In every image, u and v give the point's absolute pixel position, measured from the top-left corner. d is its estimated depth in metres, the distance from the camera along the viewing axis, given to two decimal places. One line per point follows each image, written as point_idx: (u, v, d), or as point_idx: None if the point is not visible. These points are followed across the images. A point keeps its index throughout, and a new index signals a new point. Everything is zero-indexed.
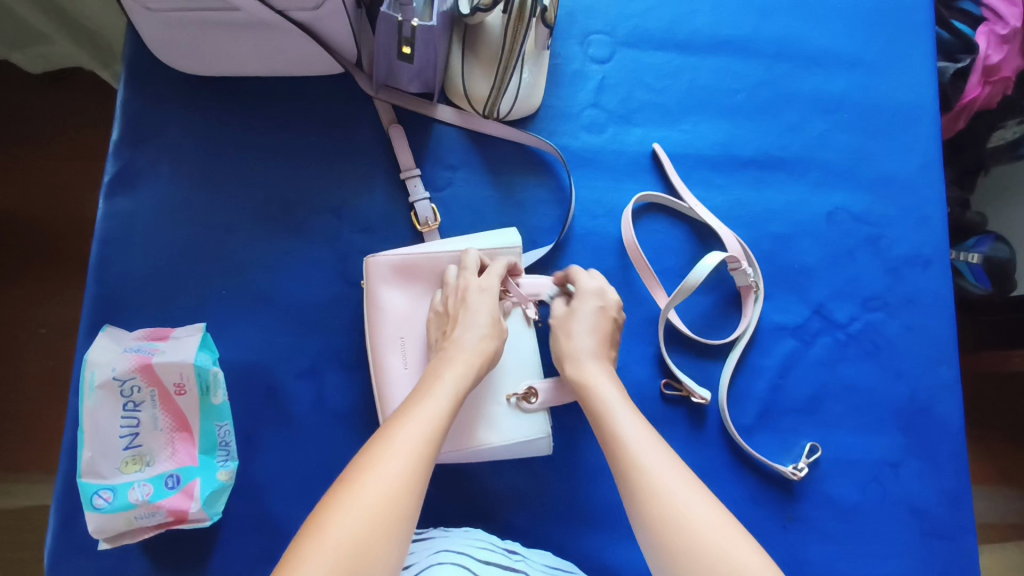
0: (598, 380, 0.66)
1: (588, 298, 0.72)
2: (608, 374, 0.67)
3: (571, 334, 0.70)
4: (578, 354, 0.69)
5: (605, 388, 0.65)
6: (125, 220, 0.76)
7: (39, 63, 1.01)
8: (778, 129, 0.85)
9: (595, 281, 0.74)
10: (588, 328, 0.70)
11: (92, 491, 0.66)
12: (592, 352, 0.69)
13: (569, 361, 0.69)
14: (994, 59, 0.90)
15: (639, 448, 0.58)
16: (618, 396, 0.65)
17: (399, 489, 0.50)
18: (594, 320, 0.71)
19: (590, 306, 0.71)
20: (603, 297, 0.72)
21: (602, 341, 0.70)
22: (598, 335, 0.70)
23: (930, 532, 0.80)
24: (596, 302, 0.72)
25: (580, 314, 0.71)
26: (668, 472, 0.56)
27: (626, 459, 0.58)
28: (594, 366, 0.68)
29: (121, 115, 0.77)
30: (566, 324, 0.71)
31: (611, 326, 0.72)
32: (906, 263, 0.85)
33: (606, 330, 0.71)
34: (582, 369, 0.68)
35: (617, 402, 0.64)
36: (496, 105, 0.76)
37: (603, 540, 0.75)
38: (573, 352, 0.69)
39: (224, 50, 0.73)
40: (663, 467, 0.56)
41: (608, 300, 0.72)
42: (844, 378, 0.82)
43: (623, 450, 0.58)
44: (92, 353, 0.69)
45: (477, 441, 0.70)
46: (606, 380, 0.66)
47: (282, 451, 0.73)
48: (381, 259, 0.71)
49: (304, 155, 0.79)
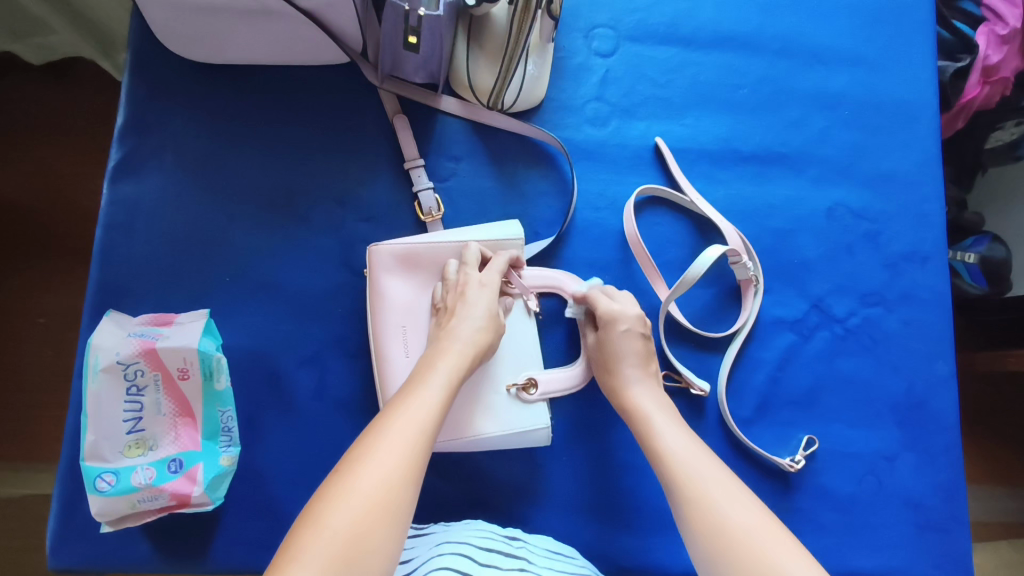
0: (644, 401, 0.68)
1: (613, 323, 0.72)
2: (652, 395, 0.69)
3: (608, 366, 0.71)
4: (621, 384, 0.70)
5: (651, 408, 0.67)
6: (128, 206, 0.76)
7: (41, 51, 1.02)
8: (780, 124, 0.86)
9: (615, 303, 0.73)
10: (624, 356, 0.71)
11: (96, 474, 0.67)
12: (635, 377, 0.70)
13: (614, 391, 0.70)
14: (993, 59, 0.92)
15: (685, 460, 0.60)
16: (664, 414, 0.67)
17: (395, 480, 0.50)
18: (627, 345, 0.71)
19: (618, 331, 0.71)
20: (627, 318, 0.72)
21: (641, 363, 0.71)
22: (635, 358, 0.71)
23: (925, 525, 0.80)
24: (621, 327, 0.72)
25: (609, 346, 0.71)
26: (717, 484, 0.57)
27: (675, 475, 0.60)
28: (638, 391, 0.69)
29: (126, 102, 0.78)
30: (601, 359, 0.72)
31: (642, 344, 0.72)
32: (904, 259, 0.85)
33: (638, 349, 0.71)
34: (626, 395, 0.69)
35: (661, 418, 0.66)
36: (501, 96, 0.78)
37: (602, 529, 0.75)
38: (616, 382, 0.70)
39: (230, 36, 0.73)
40: (710, 479, 0.58)
41: (631, 320, 0.72)
42: (842, 372, 0.83)
43: (672, 468, 0.60)
44: (96, 337, 0.70)
45: (476, 430, 0.71)
46: (652, 401, 0.68)
47: (283, 438, 0.74)
48: (384, 248, 0.72)
49: (307, 144, 0.79)
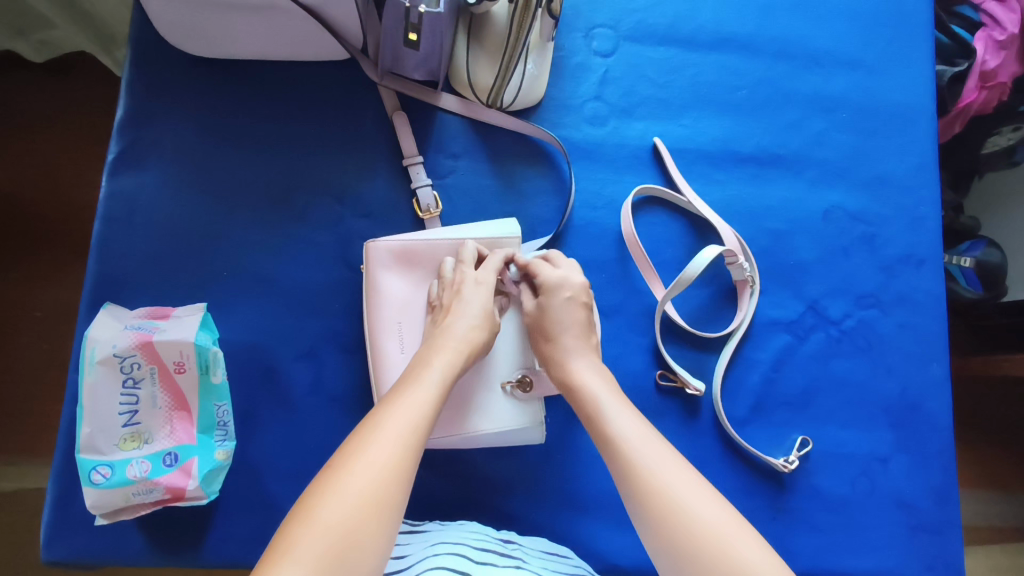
0: (587, 377, 0.66)
1: (556, 291, 0.71)
2: (595, 369, 0.68)
3: (550, 336, 0.70)
4: (562, 356, 0.69)
5: (595, 385, 0.66)
6: (127, 199, 0.76)
7: (43, 49, 1.01)
8: (777, 126, 0.87)
9: (558, 271, 0.72)
10: (565, 325, 0.70)
11: (91, 466, 0.67)
12: (574, 350, 0.69)
13: (554, 363, 0.69)
14: (990, 65, 0.92)
15: (636, 443, 0.59)
16: (609, 391, 0.65)
17: (387, 475, 0.50)
18: (568, 314, 0.70)
19: (561, 299, 0.71)
20: (570, 286, 0.72)
21: (581, 335, 0.70)
22: (575, 328, 0.70)
23: (917, 526, 0.81)
24: (564, 293, 0.71)
25: (552, 311, 0.70)
26: (669, 469, 0.56)
27: (622, 458, 0.58)
28: (580, 365, 0.68)
29: (127, 95, 0.78)
30: (541, 326, 0.71)
31: (583, 314, 0.71)
32: (900, 262, 0.86)
33: (579, 319, 0.71)
34: (568, 369, 0.68)
35: (608, 397, 0.64)
36: (500, 95, 0.78)
37: (595, 527, 0.76)
38: (557, 354, 0.69)
39: (231, 31, 0.74)
40: (661, 461, 0.57)
41: (575, 287, 0.72)
42: (836, 373, 0.83)
43: (620, 451, 0.59)
44: (93, 330, 0.70)
45: (472, 427, 0.71)
46: (594, 376, 0.67)
47: (279, 433, 0.74)
48: (381, 244, 0.72)
49: (307, 140, 0.79)
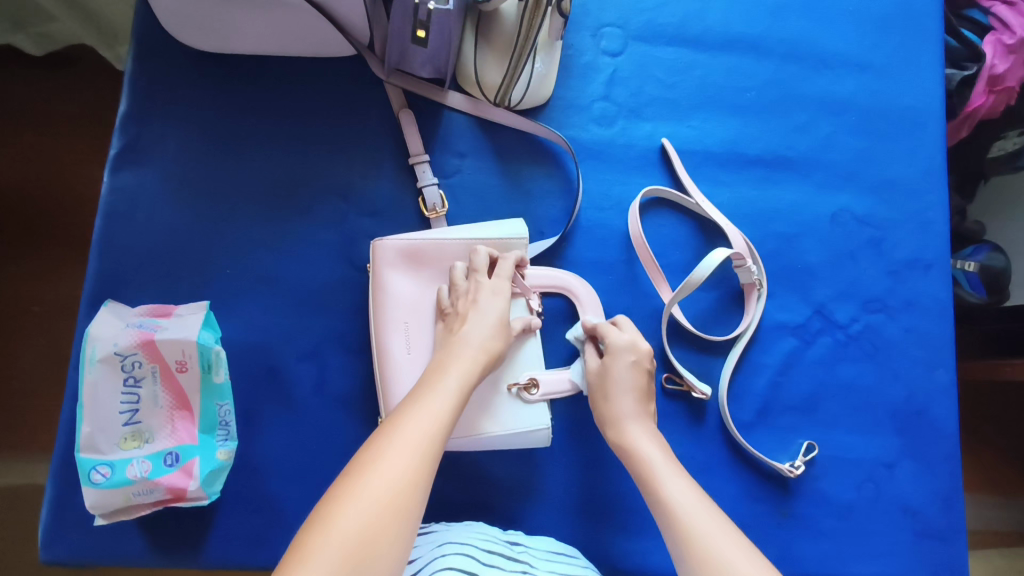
0: (644, 444, 0.66)
1: (621, 354, 0.70)
2: (652, 435, 0.67)
3: (609, 396, 0.69)
4: (620, 417, 0.68)
5: (652, 453, 0.65)
6: (128, 194, 0.75)
7: (42, 42, 0.99)
8: (786, 128, 0.86)
9: (625, 335, 0.72)
10: (625, 388, 0.69)
11: (91, 466, 0.67)
12: (633, 414, 0.68)
13: (611, 425, 0.69)
14: (999, 69, 0.90)
15: (688, 510, 0.58)
16: (665, 460, 0.64)
17: (406, 483, 0.50)
18: (630, 378, 0.69)
19: (624, 362, 0.70)
20: (636, 350, 0.71)
21: (641, 399, 0.69)
22: (636, 392, 0.69)
23: (922, 533, 0.80)
24: (628, 357, 0.70)
25: (613, 373, 0.70)
26: (724, 541, 0.55)
27: (677, 526, 0.57)
28: (636, 429, 0.67)
29: (129, 89, 0.77)
30: (602, 385, 0.70)
31: (645, 379, 0.70)
32: (907, 267, 0.85)
33: (641, 384, 0.70)
34: (624, 433, 0.67)
35: (663, 464, 0.63)
36: (508, 93, 0.76)
37: (600, 533, 0.75)
38: (614, 415, 0.69)
39: (237, 26, 0.73)
40: (711, 529, 0.56)
41: (640, 352, 0.71)
42: (843, 377, 0.83)
43: (675, 521, 0.58)
44: (94, 327, 0.69)
45: (478, 430, 0.71)
46: (651, 444, 0.66)
47: (280, 433, 0.73)
48: (388, 243, 0.71)
49: (311, 136, 0.78)
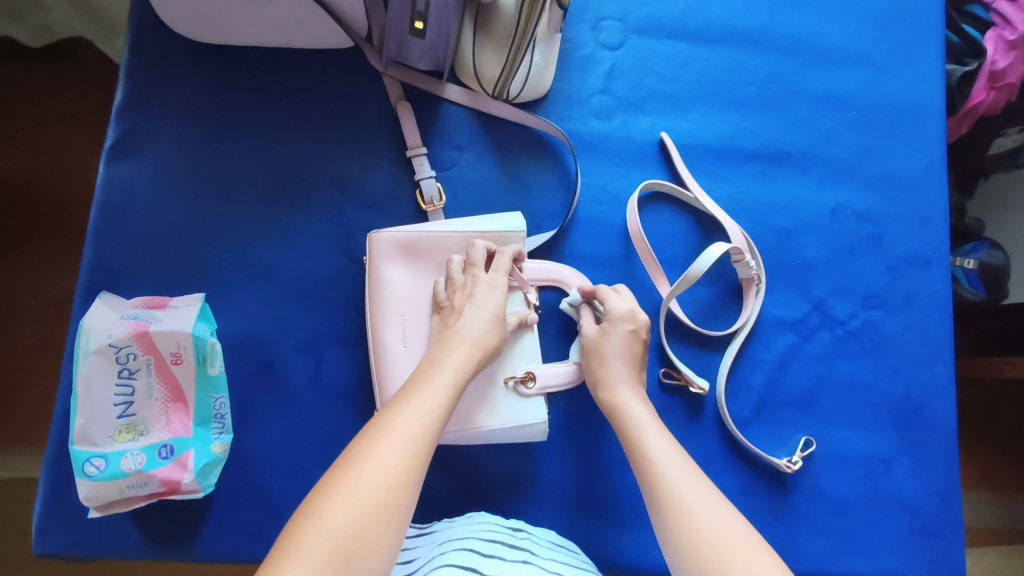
0: (633, 405, 0.66)
1: (619, 322, 0.71)
2: (640, 398, 0.67)
3: (603, 358, 0.70)
4: (611, 379, 0.69)
5: (640, 413, 0.65)
6: (124, 186, 0.75)
7: (38, 33, 0.99)
8: (786, 123, 0.85)
9: (625, 304, 0.72)
10: (619, 353, 0.70)
11: (85, 458, 0.66)
12: (625, 378, 0.69)
13: (602, 385, 0.69)
14: (1000, 64, 0.90)
15: (668, 465, 0.59)
16: (651, 421, 0.64)
17: (397, 478, 0.49)
18: (625, 345, 0.70)
19: (622, 329, 0.70)
20: (634, 320, 0.71)
21: (633, 366, 0.70)
22: (629, 359, 0.70)
23: (920, 529, 0.80)
24: (627, 326, 0.71)
25: (610, 338, 0.70)
26: (701, 501, 0.55)
27: (657, 483, 0.58)
28: (626, 392, 0.68)
29: (125, 81, 0.76)
30: (597, 347, 0.71)
31: (640, 349, 0.71)
32: (906, 263, 0.85)
33: (636, 353, 0.70)
34: (615, 393, 0.68)
35: (649, 424, 0.64)
36: (507, 86, 0.76)
37: (597, 527, 0.75)
38: (606, 377, 0.69)
39: (233, 17, 0.72)
40: (690, 487, 0.56)
41: (638, 323, 0.71)
42: (841, 373, 0.82)
43: (655, 475, 0.58)
44: (89, 319, 0.69)
45: (474, 424, 0.70)
46: (640, 405, 0.66)
47: (276, 426, 0.73)
48: (384, 235, 0.71)
49: (308, 128, 0.78)
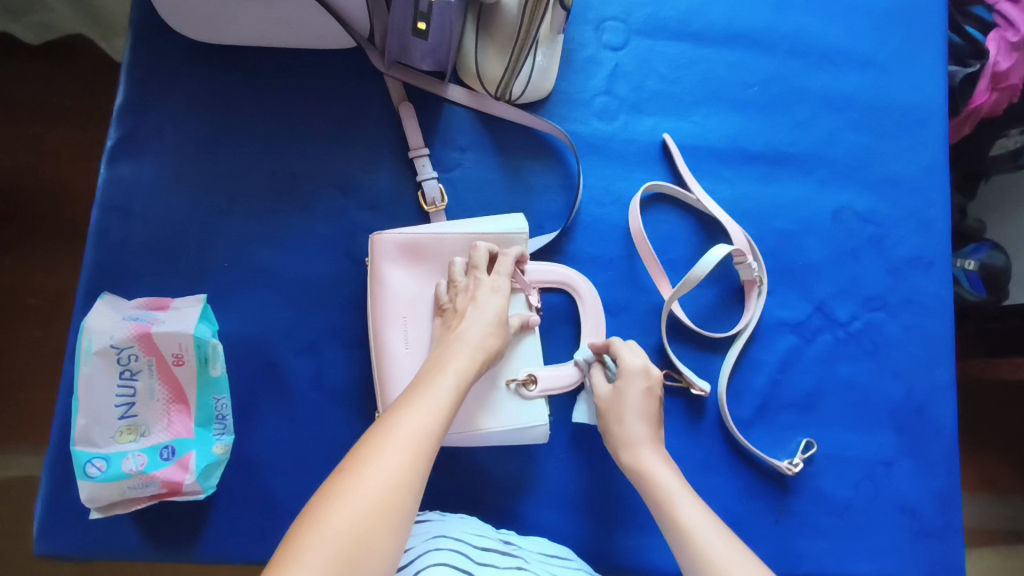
0: (659, 470, 0.65)
1: (634, 379, 0.69)
2: (664, 461, 0.66)
3: (622, 419, 0.68)
4: (633, 442, 0.67)
5: (668, 480, 0.64)
6: (125, 186, 0.74)
7: (39, 32, 0.98)
8: (788, 125, 0.85)
9: (637, 359, 0.70)
10: (638, 413, 0.68)
11: (86, 459, 0.66)
12: (646, 438, 0.67)
13: (623, 449, 0.68)
14: (1002, 65, 0.90)
15: (708, 540, 0.58)
16: (681, 488, 0.63)
17: (400, 482, 0.49)
18: (643, 404, 0.69)
19: (637, 387, 0.69)
20: (648, 376, 0.69)
21: (653, 424, 0.68)
22: (648, 418, 0.68)
23: (920, 531, 0.80)
24: (642, 383, 0.69)
25: (627, 398, 0.69)
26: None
27: (701, 562, 0.56)
28: (650, 455, 0.66)
29: (126, 80, 0.76)
30: (615, 408, 0.69)
31: (657, 405, 0.70)
32: (908, 265, 0.85)
33: (653, 410, 0.69)
34: (639, 457, 0.66)
35: (679, 490, 0.63)
36: (509, 87, 0.76)
37: (598, 530, 0.75)
38: (627, 439, 0.68)
39: (235, 17, 0.72)
40: (735, 562, 0.56)
41: (652, 378, 0.70)
42: (842, 375, 0.82)
43: (696, 551, 0.57)
44: (90, 319, 0.69)
45: (476, 426, 0.71)
46: (666, 470, 0.65)
47: (277, 428, 0.72)
48: (387, 236, 0.71)
49: (310, 129, 0.78)
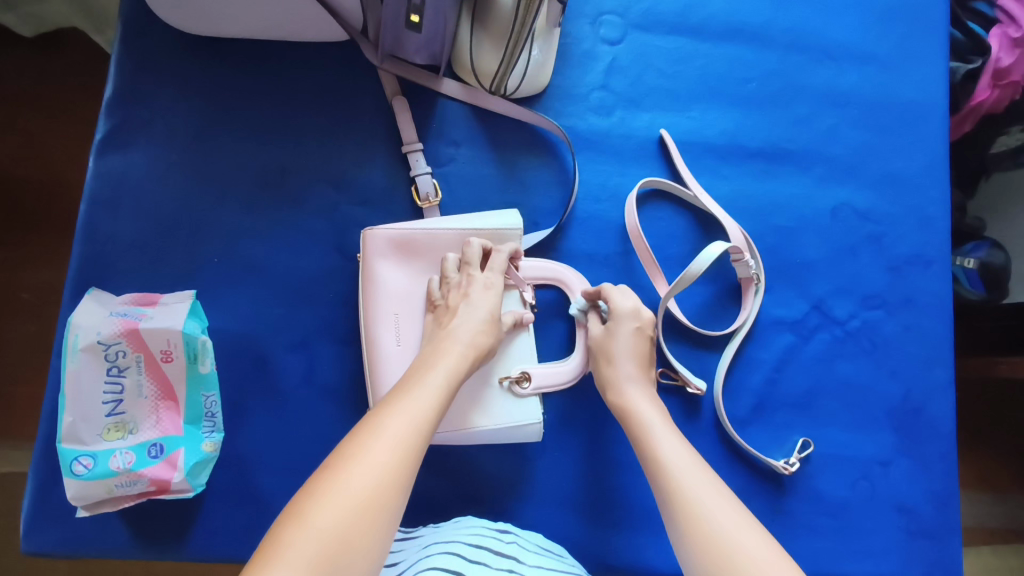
0: (642, 406, 0.65)
1: (625, 319, 0.70)
2: (649, 398, 0.67)
3: (610, 358, 0.69)
4: (619, 379, 0.68)
5: (649, 413, 0.64)
6: (114, 179, 0.73)
7: (32, 22, 0.97)
8: (787, 121, 0.84)
9: (630, 301, 0.71)
10: (626, 352, 0.69)
11: (73, 457, 0.65)
12: (632, 377, 0.68)
13: (610, 386, 0.68)
14: (1004, 62, 0.88)
15: (679, 466, 0.58)
16: (662, 422, 0.64)
17: (386, 480, 0.48)
18: (632, 342, 0.69)
19: (627, 327, 0.70)
20: (640, 317, 0.70)
21: (641, 365, 0.69)
22: (637, 358, 0.69)
23: (917, 532, 0.80)
24: (633, 323, 0.70)
25: (617, 336, 0.70)
26: (714, 499, 0.54)
27: (671, 486, 0.57)
28: (635, 392, 0.67)
29: (115, 72, 0.75)
30: (604, 347, 0.70)
31: (647, 345, 0.70)
32: (907, 263, 0.84)
33: (642, 351, 0.70)
34: (623, 393, 0.67)
35: (658, 423, 0.63)
36: (504, 81, 0.75)
37: (592, 528, 0.74)
38: (613, 377, 0.68)
39: (226, 10, 0.71)
40: (702, 487, 0.56)
41: (643, 319, 0.71)
42: (839, 375, 0.81)
43: (667, 475, 0.58)
44: (77, 315, 0.68)
45: (468, 424, 0.70)
46: (649, 406, 0.65)
47: (268, 425, 0.72)
48: (379, 232, 0.70)
49: (302, 123, 0.77)
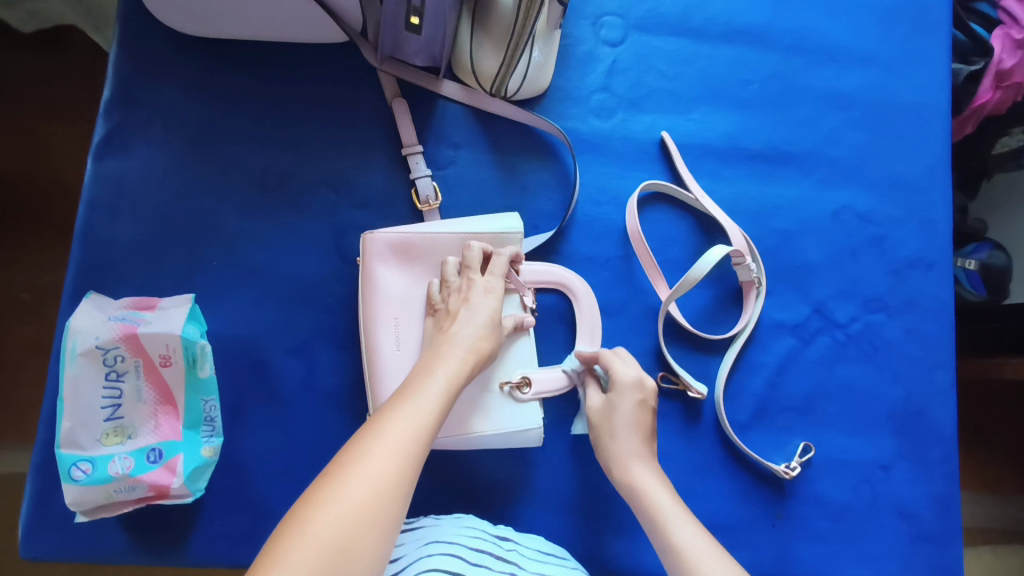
0: (651, 486, 0.64)
1: (627, 393, 0.68)
2: (657, 476, 0.65)
3: (614, 435, 0.68)
4: (625, 458, 0.66)
5: (659, 496, 0.63)
6: (113, 182, 0.73)
7: (30, 19, 0.95)
8: (789, 123, 0.84)
9: (631, 370, 0.69)
10: (630, 427, 0.67)
11: (72, 462, 0.65)
12: (638, 453, 0.66)
13: (616, 464, 0.67)
14: (1007, 63, 0.88)
15: (700, 561, 0.56)
16: (672, 503, 0.62)
17: (387, 486, 0.48)
18: (635, 417, 0.67)
19: (630, 401, 0.68)
20: (642, 389, 0.68)
21: (645, 439, 0.67)
22: (641, 431, 0.67)
23: (918, 536, 0.79)
24: (635, 396, 0.68)
25: (619, 412, 0.68)
26: None
27: None
28: (642, 471, 0.65)
29: (113, 73, 0.74)
30: (606, 422, 0.68)
31: (650, 417, 0.68)
32: (909, 266, 0.84)
33: (646, 423, 0.68)
34: (629, 473, 0.65)
35: (671, 508, 0.62)
36: (504, 83, 0.74)
37: (592, 534, 0.74)
38: (618, 456, 0.67)
39: (225, 12, 0.70)
40: None
41: (646, 390, 0.69)
42: (841, 378, 0.81)
43: (687, 570, 0.56)
44: (75, 319, 0.68)
45: (469, 429, 0.69)
46: (658, 485, 0.64)
47: (267, 429, 0.71)
48: (379, 235, 0.70)
49: (301, 125, 0.76)
